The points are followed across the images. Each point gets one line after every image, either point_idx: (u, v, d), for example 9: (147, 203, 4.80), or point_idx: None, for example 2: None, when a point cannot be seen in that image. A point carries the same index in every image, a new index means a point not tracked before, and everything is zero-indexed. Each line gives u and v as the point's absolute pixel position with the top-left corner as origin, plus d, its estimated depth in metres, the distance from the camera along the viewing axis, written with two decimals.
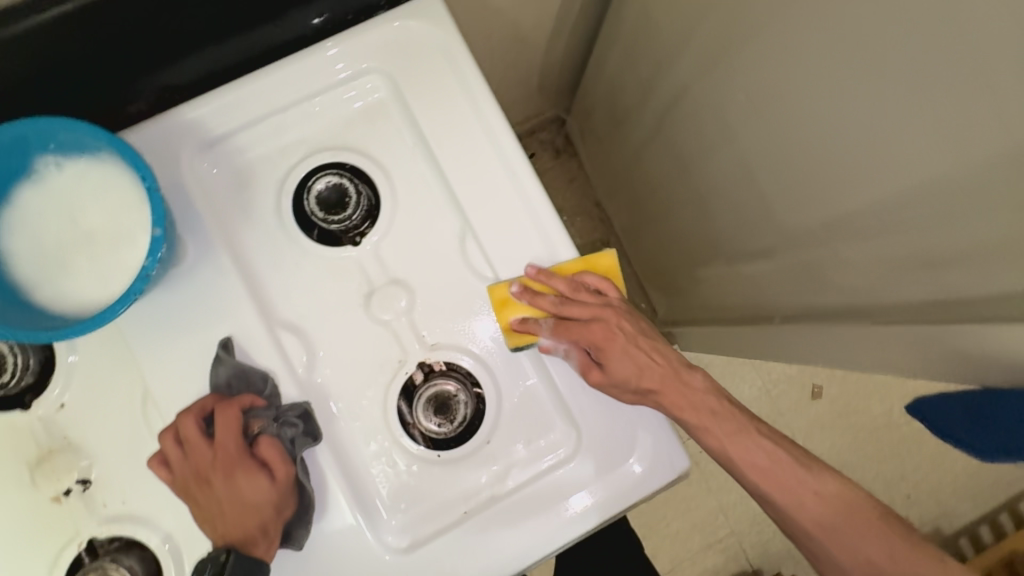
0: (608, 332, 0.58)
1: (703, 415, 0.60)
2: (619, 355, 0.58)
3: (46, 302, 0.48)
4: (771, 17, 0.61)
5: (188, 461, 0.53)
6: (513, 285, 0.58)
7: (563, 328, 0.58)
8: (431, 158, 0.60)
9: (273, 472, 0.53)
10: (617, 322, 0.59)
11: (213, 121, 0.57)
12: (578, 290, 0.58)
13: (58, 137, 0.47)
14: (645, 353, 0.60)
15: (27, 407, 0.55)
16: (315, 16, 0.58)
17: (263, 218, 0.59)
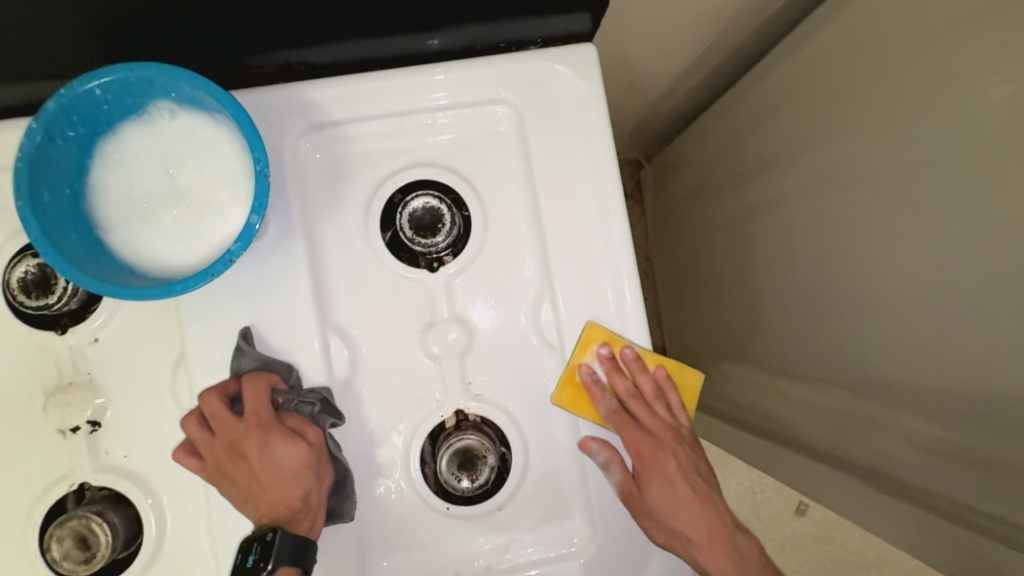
0: (653, 419, 0.56)
1: (692, 521, 0.54)
2: (655, 457, 0.55)
3: (116, 247, 0.45)
4: (881, 180, 0.58)
5: (217, 439, 0.49)
6: (603, 347, 0.56)
7: (628, 416, 0.56)
8: (532, 209, 0.57)
9: (306, 438, 0.51)
10: (674, 446, 0.55)
11: (330, 106, 0.55)
12: (658, 398, 0.56)
13: (182, 89, 0.45)
14: (693, 494, 0.54)
15: (63, 331, 0.53)
16: (432, 37, 0.55)
17: (349, 217, 0.56)
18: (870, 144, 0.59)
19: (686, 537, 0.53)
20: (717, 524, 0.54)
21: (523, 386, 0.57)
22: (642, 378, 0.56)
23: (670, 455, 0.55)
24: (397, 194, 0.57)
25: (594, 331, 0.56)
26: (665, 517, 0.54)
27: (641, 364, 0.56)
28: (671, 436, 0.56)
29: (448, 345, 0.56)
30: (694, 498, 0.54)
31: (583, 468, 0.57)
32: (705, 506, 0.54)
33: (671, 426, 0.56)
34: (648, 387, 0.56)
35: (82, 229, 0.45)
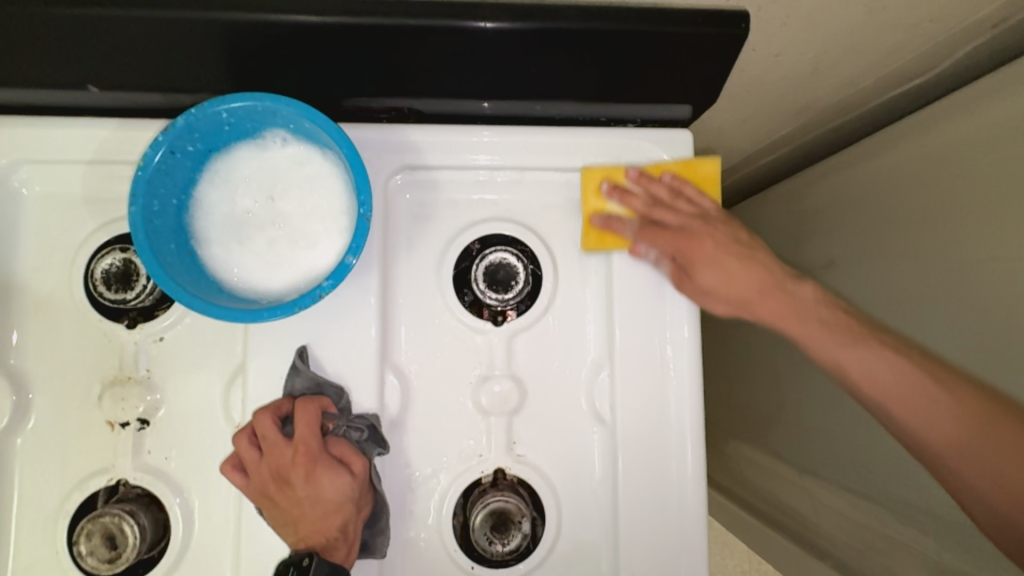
0: (696, 245, 0.53)
1: (750, 281, 0.53)
2: (679, 215, 0.55)
3: (209, 261, 0.47)
4: (942, 313, 0.57)
5: (264, 460, 0.49)
6: (603, 181, 0.56)
7: (655, 223, 0.55)
8: (604, 281, 0.58)
9: (351, 467, 0.50)
10: (709, 231, 0.54)
11: (424, 151, 0.56)
12: (676, 198, 0.55)
13: (301, 123, 0.46)
14: (735, 256, 0.53)
15: (132, 326, 0.54)
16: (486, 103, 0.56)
17: (425, 259, 0.57)
18: (935, 273, 0.58)
19: (743, 301, 0.53)
20: (770, 277, 0.53)
21: (568, 455, 0.57)
22: (636, 203, 0.55)
23: (711, 236, 0.54)
24: (475, 243, 0.58)
25: (590, 173, 0.56)
26: (720, 291, 0.53)
27: (619, 206, 0.56)
28: (700, 220, 0.54)
29: (498, 399, 0.56)
30: (743, 262, 0.53)
31: (615, 549, 0.56)
32: (750, 261, 0.53)
33: (699, 218, 0.54)
34: (664, 191, 0.56)
35: (180, 239, 0.46)
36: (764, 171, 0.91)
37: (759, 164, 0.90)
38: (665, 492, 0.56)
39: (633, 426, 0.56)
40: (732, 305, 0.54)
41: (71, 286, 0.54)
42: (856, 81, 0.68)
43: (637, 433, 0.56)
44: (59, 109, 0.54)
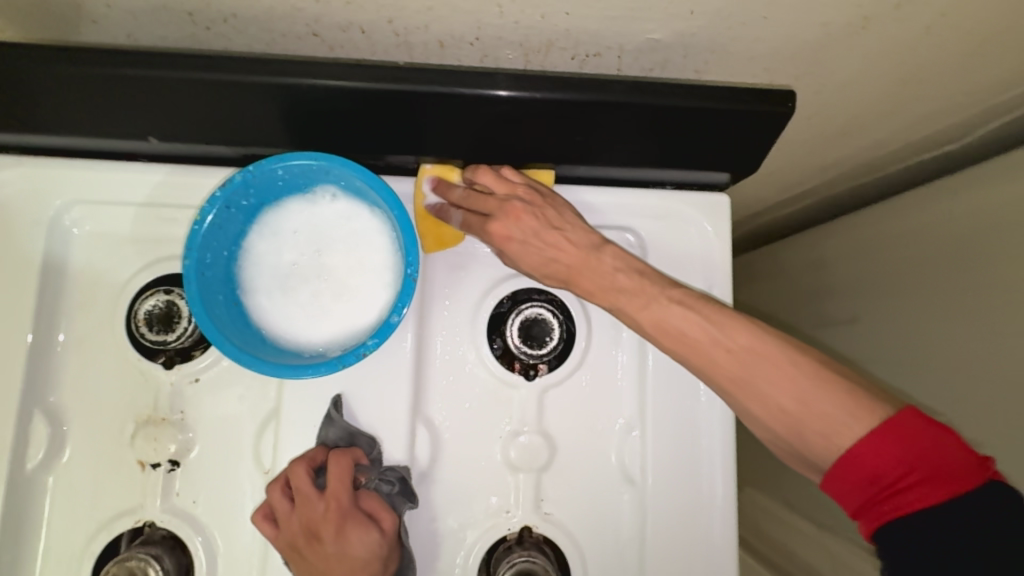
0: (501, 227, 0.53)
1: (561, 264, 0.53)
2: (479, 199, 0.55)
3: (254, 312, 0.48)
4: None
5: (295, 513, 0.48)
6: (427, 180, 0.57)
7: (472, 214, 0.55)
8: (637, 340, 0.58)
9: (380, 523, 0.49)
10: (518, 215, 0.53)
11: (465, 206, 0.57)
12: (495, 184, 0.55)
13: (353, 182, 0.48)
14: (541, 232, 0.53)
15: (169, 366, 0.55)
16: (484, 161, 0.56)
17: (462, 312, 0.57)
18: None
19: (567, 280, 0.54)
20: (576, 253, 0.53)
21: (595, 514, 0.56)
22: (490, 203, 0.54)
23: (516, 229, 0.53)
24: (507, 299, 0.58)
25: (423, 172, 0.56)
26: (540, 270, 0.54)
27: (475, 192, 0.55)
28: (499, 204, 0.54)
29: (527, 454, 0.56)
30: (552, 240, 0.53)
31: None
32: (543, 230, 0.53)
33: (506, 199, 0.54)
34: (489, 181, 0.55)
35: (228, 290, 0.47)
36: (790, 222, 0.92)
37: (786, 214, 0.90)
38: (694, 558, 0.55)
39: (664, 488, 0.56)
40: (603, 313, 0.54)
41: (112, 326, 0.55)
42: (884, 146, 0.69)
43: (668, 496, 0.56)
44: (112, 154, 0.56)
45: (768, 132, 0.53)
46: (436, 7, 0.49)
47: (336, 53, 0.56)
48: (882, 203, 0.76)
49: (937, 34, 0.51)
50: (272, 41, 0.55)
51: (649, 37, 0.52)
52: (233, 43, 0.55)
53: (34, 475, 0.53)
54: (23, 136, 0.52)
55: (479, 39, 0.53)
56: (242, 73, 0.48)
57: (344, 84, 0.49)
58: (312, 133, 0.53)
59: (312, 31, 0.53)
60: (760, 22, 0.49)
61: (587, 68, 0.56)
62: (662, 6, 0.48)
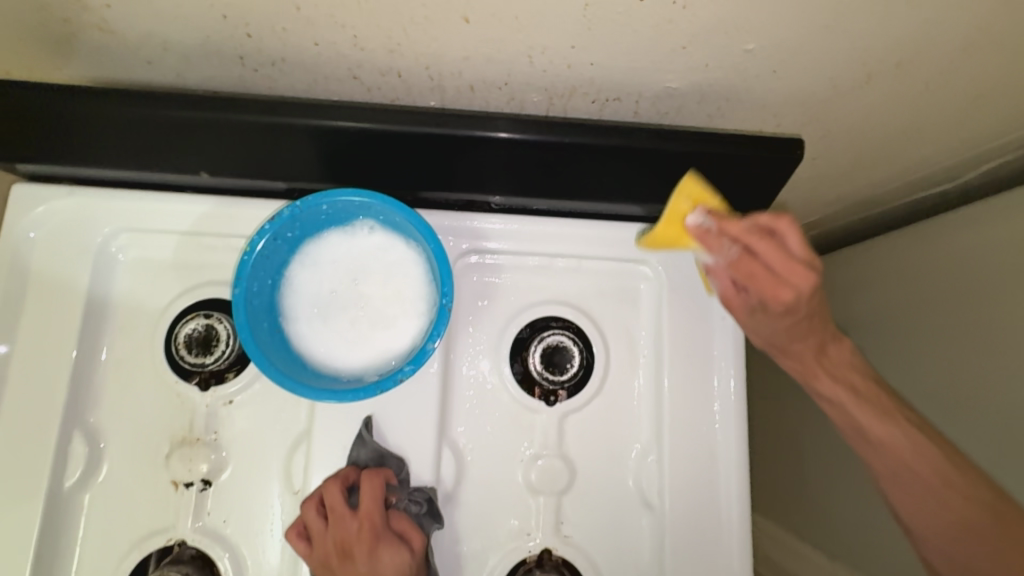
0: (778, 288, 0.45)
1: (796, 351, 0.51)
2: (776, 259, 0.45)
3: (294, 338, 0.51)
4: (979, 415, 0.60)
5: (329, 532, 0.50)
6: (693, 213, 0.48)
7: (750, 262, 0.46)
8: (653, 367, 0.60)
9: (410, 543, 0.51)
10: (812, 290, 0.45)
11: (491, 238, 0.60)
12: (795, 255, 0.45)
13: (392, 217, 0.51)
14: (812, 320, 0.48)
15: (205, 388, 0.57)
16: (496, 195, 0.59)
17: (486, 338, 0.60)
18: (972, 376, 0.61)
19: (780, 351, 0.52)
20: (822, 336, 0.51)
21: (614, 537, 0.58)
22: (731, 228, 0.46)
23: (790, 313, 0.47)
24: (528, 327, 0.61)
25: (681, 198, 0.49)
26: (768, 338, 0.51)
27: (719, 221, 0.47)
28: (792, 269, 0.45)
29: (549, 478, 0.58)
30: (811, 332, 0.49)
31: None
32: (814, 328, 0.49)
33: (806, 270, 0.45)
34: (785, 240, 0.45)
35: (271, 317, 0.50)
36: None
37: None
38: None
39: (681, 513, 0.57)
40: (767, 346, 0.52)
41: (152, 348, 0.57)
42: (884, 186, 0.73)
43: (684, 520, 0.57)
44: (160, 184, 0.59)
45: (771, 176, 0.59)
46: (472, 57, 0.53)
47: (373, 93, 0.60)
48: (879, 238, 0.79)
49: (933, 89, 0.56)
50: (314, 83, 0.58)
51: (667, 85, 0.56)
52: (276, 84, 0.59)
53: (71, 493, 0.54)
54: (79, 168, 0.55)
55: (508, 84, 0.57)
56: (291, 116, 0.52)
57: (384, 126, 0.53)
58: (351, 169, 0.56)
59: (352, 75, 0.57)
60: (770, 75, 0.53)
61: (608, 111, 0.60)
62: (681, 59, 0.52)
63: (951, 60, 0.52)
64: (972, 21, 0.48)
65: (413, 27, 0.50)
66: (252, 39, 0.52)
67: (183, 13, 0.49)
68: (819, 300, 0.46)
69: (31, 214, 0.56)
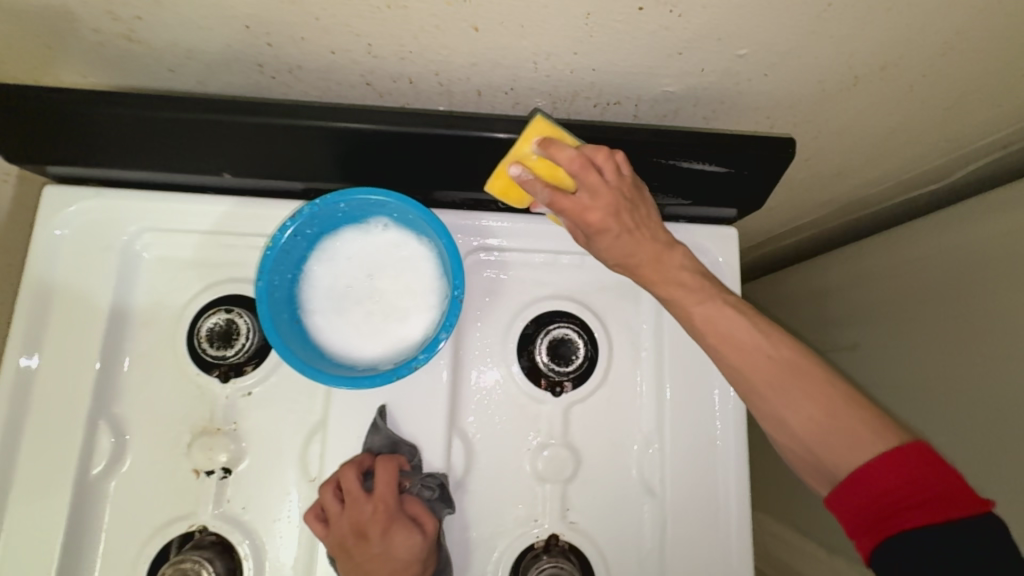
0: (602, 223, 0.50)
1: (638, 249, 0.52)
2: (594, 189, 0.49)
3: (312, 329, 0.53)
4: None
5: (345, 514, 0.52)
6: (512, 166, 0.51)
7: (574, 219, 0.51)
8: (655, 359, 0.63)
9: (424, 526, 0.53)
10: (621, 224, 0.50)
11: (499, 235, 0.63)
12: (603, 166, 0.50)
13: (406, 214, 0.54)
14: (631, 225, 0.51)
15: (225, 380, 0.59)
16: (500, 202, 0.64)
17: (494, 332, 0.63)
18: None
19: (621, 263, 0.53)
20: (653, 243, 0.52)
21: (618, 522, 0.60)
22: (560, 156, 0.49)
23: (619, 230, 0.51)
24: (535, 321, 0.63)
25: (536, 125, 0.49)
26: (618, 258, 0.53)
27: (540, 176, 0.52)
28: (602, 204, 0.49)
29: (555, 466, 0.60)
30: (645, 243, 0.52)
31: None
32: (640, 236, 0.52)
33: (614, 195, 0.49)
34: (588, 175, 0.49)
35: (291, 309, 0.53)
36: (790, 252, 0.98)
37: (787, 245, 0.96)
38: (711, 565, 0.59)
39: (682, 499, 0.59)
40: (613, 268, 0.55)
41: (174, 342, 0.60)
42: (875, 185, 0.76)
43: (686, 506, 0.59)
44: (182, 186, 0.62)
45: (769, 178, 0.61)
46: (479, 63, 0.56)
47: (383, 98, 0.63)
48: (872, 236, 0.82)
49: (917, 91, 0.58)
50: (328, 89, 0.61)
51: (664, 89, 0.59)
52: (292, 90, 0.62)
53: (97, 482, 0.57)
54: (106, 170, 0.58)
55: (514, 89, 0.60)
56: (312, 119, 0.55)
57: (398, 129, 0.56)
58: (366, 170, 0.59)
59: (365, 81, 0.60)
60: (763, 79, 0.56)
61: (608, 114, 0.63)
62: (678, 64, 0.55)
63: (933, 63, 0.55)
64: (952, 27, 0.51)
65: (424, 35, 0.53)
66: (272, 47, 0.55)
67: (208, 24, 0.52)
68: (636, 209, 0.51)
69: (62, 214, 0.59)
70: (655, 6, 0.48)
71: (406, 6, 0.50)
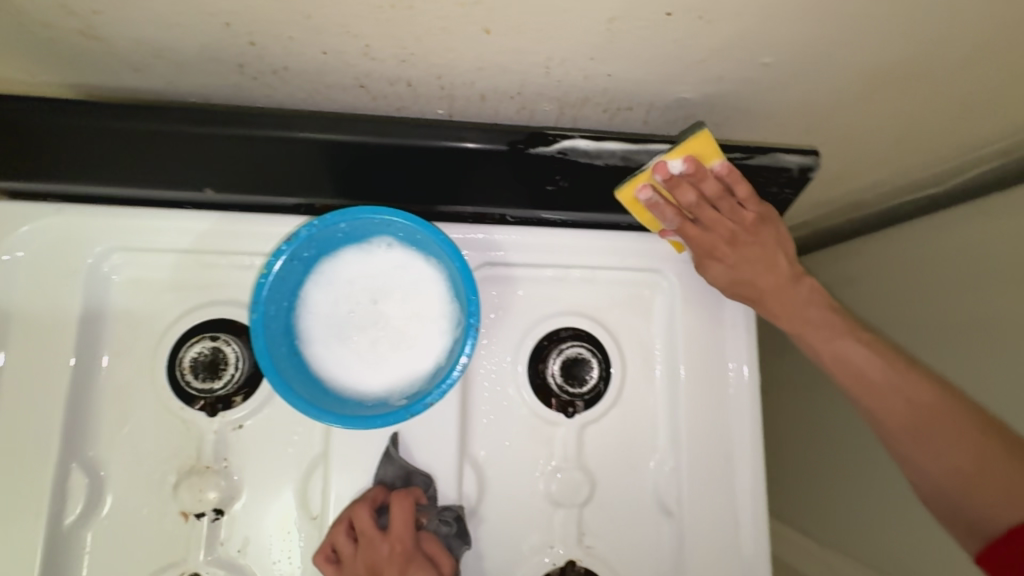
0: (714, 242, 0.56)
1: (750, 266, 0.56)
2: (716, 219, 0.55)
3: (312, 362, 0.49)
4: None
5: (359, 555, 0.50)
6: (642, 189, 0.53)
7: (695, 220, 0.55)
8: (669, 376, 0.61)
9: (441, 567, 0.51)
10: (749, 236, 0.55)
11: (507, 249, 0.59)
12: (720, 194, 0.53)
13: (413, 233, 0.49)
14: (750, 246, 0.56)
15: (213, 414, 0.54)
16: (511, 216, 0.60)
17: (503, 351, 0.59)
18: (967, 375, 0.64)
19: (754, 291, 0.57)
20: (783, 272, 0.56)
21: (634, 543, 0.59)
22: (688, 192, 0.53)
23: (732, 258, 0.56)
24: (546, 338, 0.60)
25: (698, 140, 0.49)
26: (727, 283, 0.58)
27: (682, 180, 0.52)
28: (732, 206, 0.54)
29: (570, 490, 0.58)
30: (748, 264, 0.56)
31: None
32: (760, 253, 0.56)
33: (733, 211, 0.55)
34: (710, 185, 0.53)
35: (289, 341, 0.49)
36: (784, 252, 0.97)
37: None
38: None
39: (699, 517, 0.58)
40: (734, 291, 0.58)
41: (153, 374, 0.54)
42: (875, 189, 0.75)
43: (704, 527, 0.58)
44: (155, 201, 0.55)
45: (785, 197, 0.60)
46: (486, 67, 0.52)
47: (378, 102, 0.58)
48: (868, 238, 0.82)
49: (933, 100, 0.57)
50: (316, 92, 0.56)
51: (679, 96, 0.56)
52: (275, 93, 0.56)
53: (72, 531, 0.51)
54: (66, 185, 0.52)
55: (520, 94, 0.56)
56: (307, 131, 0.50)
57: (398, 140, 0.51)
58: (364, 185, 0.54)
59: (359, 84, 0.55)
60: (782, 87, 0.54)
61: (619, 121, 0.59)
62: (698, 72, 0.52)
63: (953, 73, 0.53)
64: (977, 39, 0.49)
65: (429, 38, 0.48)
66: (255, 47, 0.49)
67: (183, 22, 0.46)
68: (766, 225, 0.55)
69: (15, 233, 0.52)
70: (684, 12, 0.45)
71: (411, 7, 0.45)
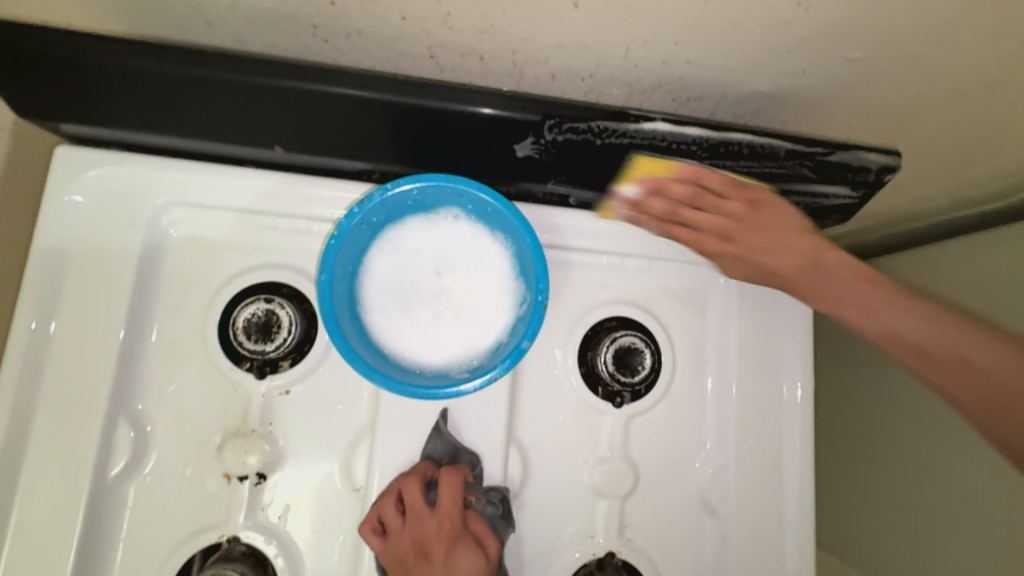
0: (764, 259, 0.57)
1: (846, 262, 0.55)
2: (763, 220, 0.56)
3: (372, 329, 0.48)
4: None
5: (407, 529, 0.49)
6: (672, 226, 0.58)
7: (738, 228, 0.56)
8: (720, 373, 0.60)
9: (487, 548, 0.50)
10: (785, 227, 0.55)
11: (566, 233, 0.58)
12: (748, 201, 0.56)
13: (483, 205, 0.49)
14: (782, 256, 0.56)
15: (260, 377, 0.53)
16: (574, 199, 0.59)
17: (554, 336, 0.58)
18: None
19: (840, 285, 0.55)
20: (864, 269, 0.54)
21: (675, 539, 0.58)
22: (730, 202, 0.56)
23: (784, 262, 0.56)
24: (599, 325, 0.59)
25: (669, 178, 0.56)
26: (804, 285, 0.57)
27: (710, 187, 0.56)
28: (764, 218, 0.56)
29: (614, 481, 0.57)
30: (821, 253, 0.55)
31: None
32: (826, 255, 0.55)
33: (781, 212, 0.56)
34: (734, 201, 0.56)
35: (351, 305, 0.48)
36: None
37: None
38: None
39: (743, 518, 0.57)
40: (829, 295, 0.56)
41: (204, 331, 0.53)
42: None
43: (747, 528, 0.57)
44: (217, 157, 0.55)
45: (851, 195, 0.60)
46: (565, 44, 0.51)
47: (445, 75, 0.57)
48: None
49: None
50: (385, 59, 0.55)
51: (754, 89, 0.54)
52: (343, 57, 0.55)
53: (115, 483, 0.51)
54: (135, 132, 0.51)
55: (592, 76, 0.55)
56: (382, 94, 0.49)
57: (473, 109, 0.50)
58: (431, 154, 0.53)
59: (430, 54, 0.54)
60: (863, 86, 0.53)
61: (687, 110, 0.58)
62: (781, 63, 0.51)
63: None
64: None
65: (514, 8, 0.47)
66: (335, 6, 0.48)
67: None
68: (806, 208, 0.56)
69: (80, 177, 0.52)
70: None
71: None
